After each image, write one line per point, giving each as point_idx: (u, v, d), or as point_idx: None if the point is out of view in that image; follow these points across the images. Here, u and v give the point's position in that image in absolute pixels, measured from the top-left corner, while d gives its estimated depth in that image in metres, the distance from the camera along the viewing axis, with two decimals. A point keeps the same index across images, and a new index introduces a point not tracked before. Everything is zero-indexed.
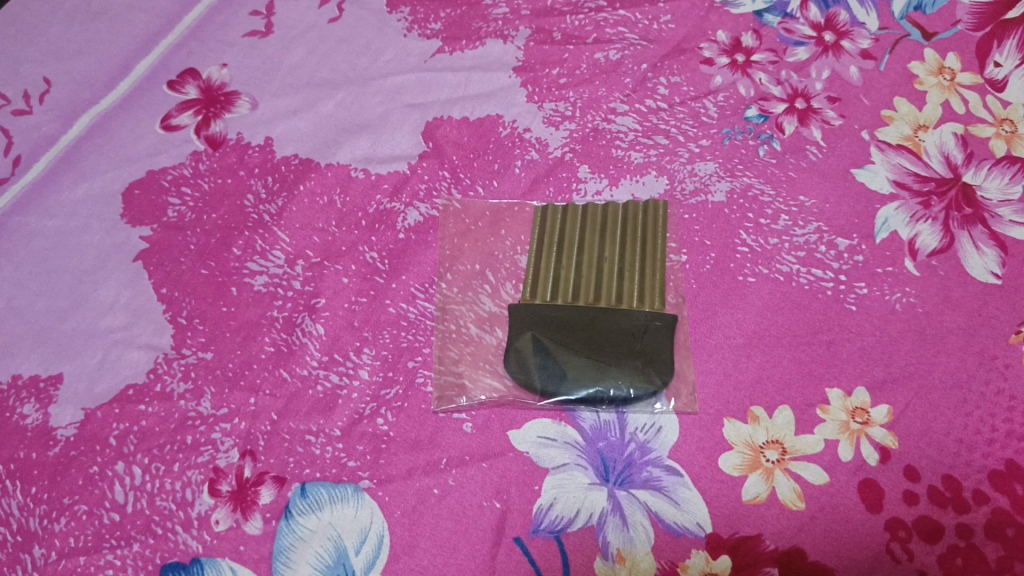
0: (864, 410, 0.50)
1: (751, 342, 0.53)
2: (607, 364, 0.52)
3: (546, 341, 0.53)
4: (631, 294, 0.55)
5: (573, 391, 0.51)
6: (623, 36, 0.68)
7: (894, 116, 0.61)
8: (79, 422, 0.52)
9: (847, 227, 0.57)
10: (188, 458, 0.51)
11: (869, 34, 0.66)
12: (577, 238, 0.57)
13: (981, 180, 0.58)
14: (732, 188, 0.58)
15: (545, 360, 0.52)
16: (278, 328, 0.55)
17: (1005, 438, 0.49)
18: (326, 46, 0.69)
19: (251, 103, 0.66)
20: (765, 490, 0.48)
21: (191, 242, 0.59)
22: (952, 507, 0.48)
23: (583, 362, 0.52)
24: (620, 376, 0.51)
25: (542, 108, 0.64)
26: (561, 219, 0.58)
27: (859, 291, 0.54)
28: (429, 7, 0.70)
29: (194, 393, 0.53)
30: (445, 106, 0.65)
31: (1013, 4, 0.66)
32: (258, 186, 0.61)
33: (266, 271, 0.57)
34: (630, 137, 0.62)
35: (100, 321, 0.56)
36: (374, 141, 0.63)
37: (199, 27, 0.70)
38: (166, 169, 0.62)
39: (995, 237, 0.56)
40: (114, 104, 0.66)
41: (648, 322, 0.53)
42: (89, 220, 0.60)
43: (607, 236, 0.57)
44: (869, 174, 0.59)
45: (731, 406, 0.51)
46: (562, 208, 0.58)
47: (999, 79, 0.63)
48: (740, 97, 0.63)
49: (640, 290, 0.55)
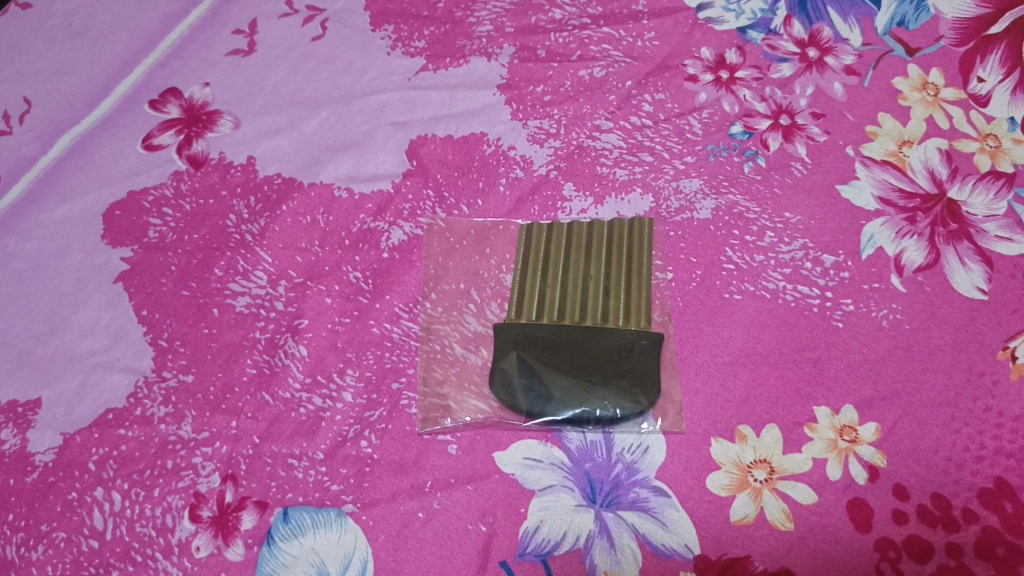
0: (851, 428, 0.50)
1: (737, 360, 0.52)
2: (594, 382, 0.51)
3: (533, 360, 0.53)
4: (617, 312, 0.54)
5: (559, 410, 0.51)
6: (607, 53, 0.67)
7: (879, 132, 0.61)
8: (57, 447, 0.51)
9: (833, 244, 0.56)
10: (168, 484, 0.50)
11: (853, 49, 0.66)
12: (563, 256, 0.57)
13: (966, 196, 0.58)
14: (718, 206, 0.58)
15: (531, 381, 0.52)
16: (259, 349, 0.54)
17: (994, 456, 0.49)
18: (310, 64, 0.68)
19: (234, 122, 0.65)
20: (753, 510, 0.48)
21: (172, 263, 0.58)
22: (942, 526, 0.47)
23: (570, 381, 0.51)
24: (607, 396, 0.51)
25: (526, 125, 0.64)
26: (547, 237, 0.58)
27: (846, 308, 0.54)
28: (413, 26, 0.70)
29: (174, 417, 0.52)
30: (429, 124, 0.64)
31: (997, 18, 0.66)
32: (239, 206, 0.61)
33: (248, 291, 0.57)
34: (615, 154, 0.62)
35: (80, 344, 0.55)
36: (358, 159, 0.63)
37: (180, 47, 0.69)
38: (147, 190, 0.62)
39: (981, 253, 0.56)
40: (95, 124, 0.65)
41: (634, 341, 0.53)
42: (69, 241, 0.59)
43: (592, 254, 0.57)
44: (854, 191, 0.59)
45: (718, 426, 0.50)
46: (545, 226, 0.58)
47: (983, 94, 0.63)
48: (724, 114, 0.63)
49: (626, 309, 0.54)
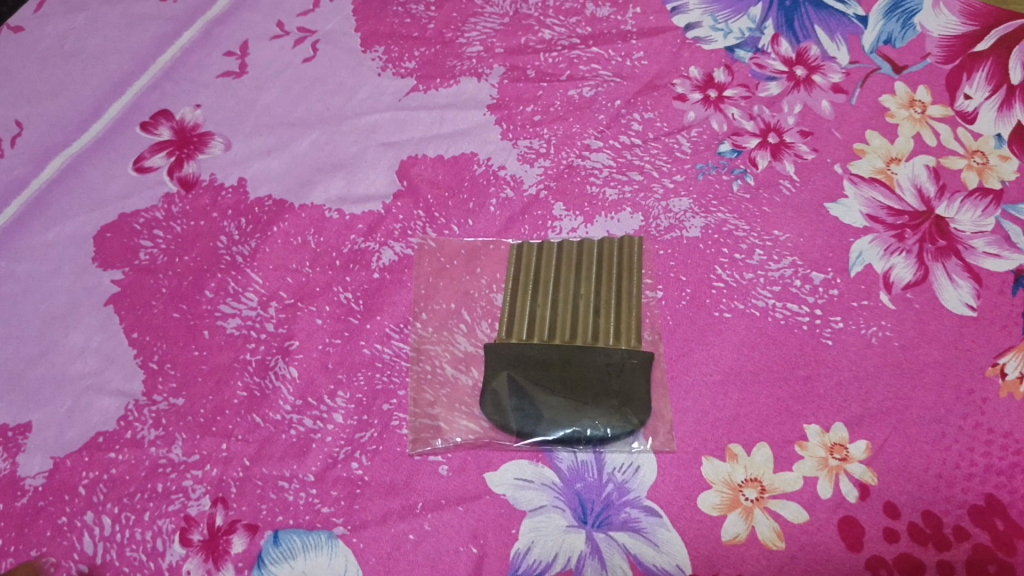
0: (842, 446, 0.50)
1: (728, 378, 0.52)
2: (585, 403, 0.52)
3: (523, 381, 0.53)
4: (607, 331, 0.54)
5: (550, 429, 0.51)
6: (596, 73, 0.67)
7: (867, 149, 0.62)
8: (47, 471, 0.51)
9: (822, 261, 0.56)
10: (158, 507, 0.50)
11: (840, 67, 0.66)
12: (553, 275, 0.57)
13: (954, 213, 0.58)
14: (707, 224, 0.58)
15: (521, 400, 0.52)
16: (250, 371, 0.54)
17: (984, 473, 0.49)
18: (301, 85, 0.68)
19: (224, 144, 0.65)
20: (745, 529, 0.48)
21: (162, 285, 0.58)
22: (933, 545, 0.47)
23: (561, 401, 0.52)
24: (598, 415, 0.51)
25: (516, 145, 0.64)
26: (537, 256, 0.58)
27: (835, 325, 0.54)
28: (403, 47, 0.70)
29: (165, 440, 0.52)
30: (420, 145, 0.64)
31: (982, 36, 0.67)
32: (230, 228, 0.61)
33: (239, 313, 0.57)
34: (604, 174, 0.62)
35: (70, 367, 0.55)
36: (349, 180, 0.63)
37: (172, 68, 0.69)
38: (137, 212, 0.62)
39: (969, 270, 0.56)
40: (86, 146, 0.65)
41: (624, 360, 0.53)
42: (60, 264, 0.60)
43: (583, 273, 0.57)
44: (842, 209, 0.59)
45: (709, 445, 0.50)
46: (535, 245, 0.58)
47: (969, 111, 0.63)
48: (713, 133, 0.63)
49: (616, 328, 0.54)
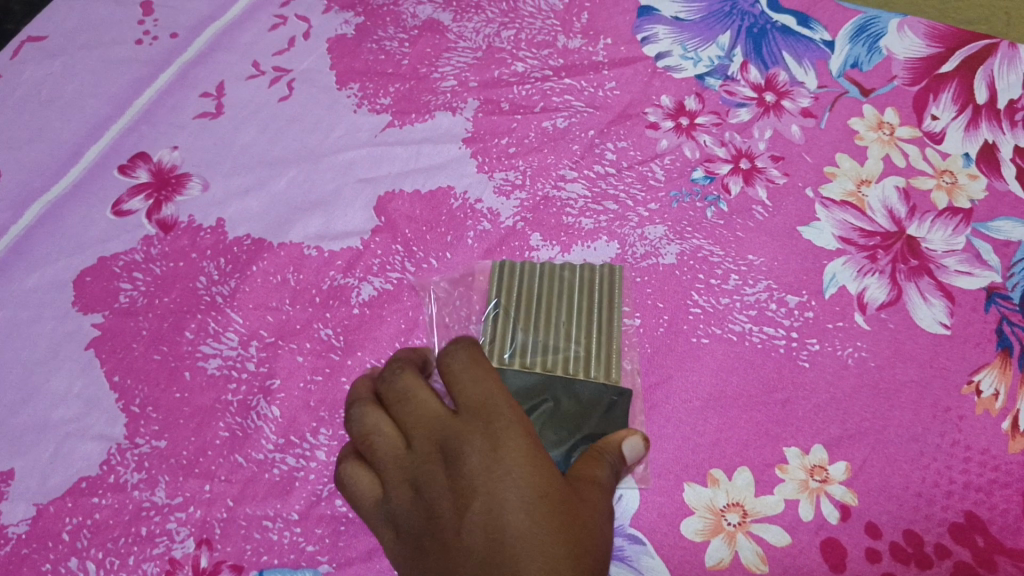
0: (822, 467, 0.50)
1: (707, 405, 0.53)
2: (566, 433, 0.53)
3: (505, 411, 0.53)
4: (588, 365, 0.55)
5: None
6: (570, 104, 0.68)
7: (837, 173, 0.62)
8: (30, 519, 0.51)
9: (796, 284, 0.57)
10: (143, 551, 0.50)
11: (809, 92, 0.67)
12: (537, 303, 0.58)
13: (925, 232, 0.59)
14: (682, 250, 0.59)
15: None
16: (232, 411, 0.55)
17: (963, 490, 0.50)
18: (277, 124, 0.69)
19: (202, 184, 0.65)
20: (728, 555, 0.48)
21: (143, 327, 0.58)
22: (914, 563, 0.48)
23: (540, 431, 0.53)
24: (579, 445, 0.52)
25: (492, 178, 0.64)
26: (520, 285, 0.59)
27: (811, 347, 0.54)
28: (378, 83, 0.70)
29: (148, 483, 0.52)
30: (397, 180, 0.65)
31: (948, 57, 0.68)
32: (210, 268, 0.61)
33: (220, 353, 0.57)
34: (580, 204, 0.62)
35: (52, 413, 0.55)
36: (327, 218, 0.63)
37: (149, 110, 0.70)
38: (117, 255, 0.62)
39: (942, 288, 0.56)
40: (65, 191, 0.65)
41: (603, 397, 0.54)
42: (40, 309, 0.60)
43: (565, 306, 0.58)
44: (814, 232, 0.60)
45: (691, 471, 0.51)
46: (517, 267, 0.59)
47: (937, 132, 0.64)
48: (686, 160, 0.64)
49: (596, 364, 0.55)
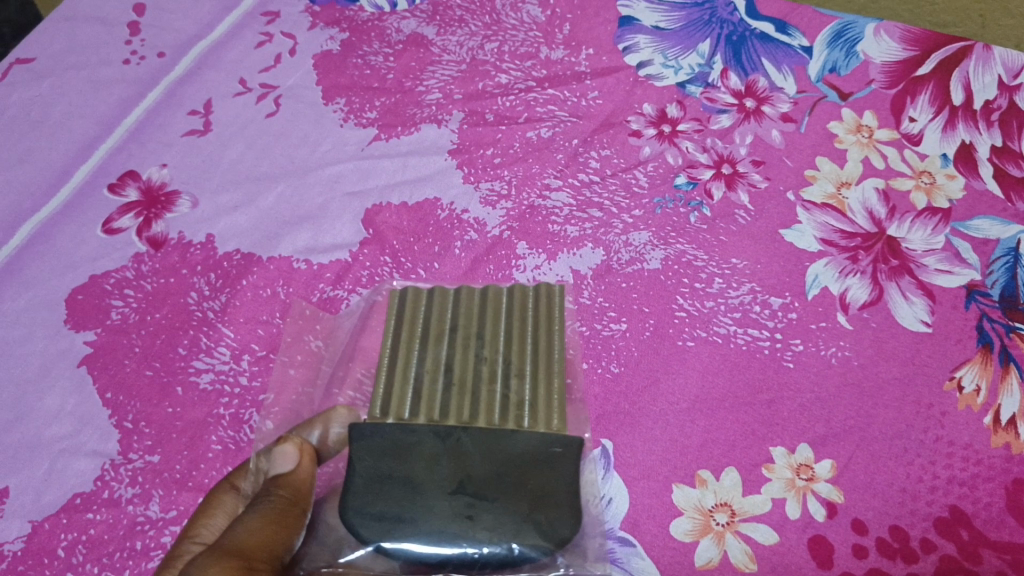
0: (808, 466, 0.51)
1: (694, 406, 0.54)
2: (480, 505, 0.48)
3: (391, 474, 0.49)
4: (520, 409, 0.53)
5: (418, 534, 0.47)
6: (553, 114, 0.69)
7: (817, 176, 0.63)
8: (25, 536, 0.52)
9: (779, 286, 0.58)
10: (138, 565, 0.50)
11: (788, 97, 0.68)
12: (463, 334, 0.56)
13: (904, 233, 0.60)
14: (667, 255, 0.60)
15: (388, 506, 0.48)
16: (224, 425, 0.55)
17: (947, 485, 0.50)
18: (265, 140, 0.69)
19: (192, 202, 0.66)
20: (718, 554, 0.49)
21: (136, 344, 0.59)
22: (901, 558, 0.48)
23: (432, 511, 0.48)
24: (491, 520, 0.48)
25: (478, 188, 0.65)
26: (424, 316, 0.57)
27: (795, 348, 0.55)
28: (364, 98, 0.71)
29: (142, 497, 0.53)
30: (384, 192, 0.66)
31: (923, 60, 0.69)
32: (200, 283, 0.62)
33: (212, 367, 0.58)
34: (565, 212, 0.63)
35: (46, 431, 0.55)
36: (315, 232, 0.64)
37: (137, 129, 0.70)
38: (108, 273, 0.62)
39: (922, 287, 0.57)
40: (55, 210, 0.66)
41: (539, 379, 0.54)
42: (32, 328, 0.60)
43: (478, 335, 0.56)
44: (796, 235, 0.60)
45: (679, 472, 0.51)
46: (408, 300, 0.58)
47: (915, 133, 0.65)
48: (669, 166, 0.65)
49: (542, 402, 0.53)
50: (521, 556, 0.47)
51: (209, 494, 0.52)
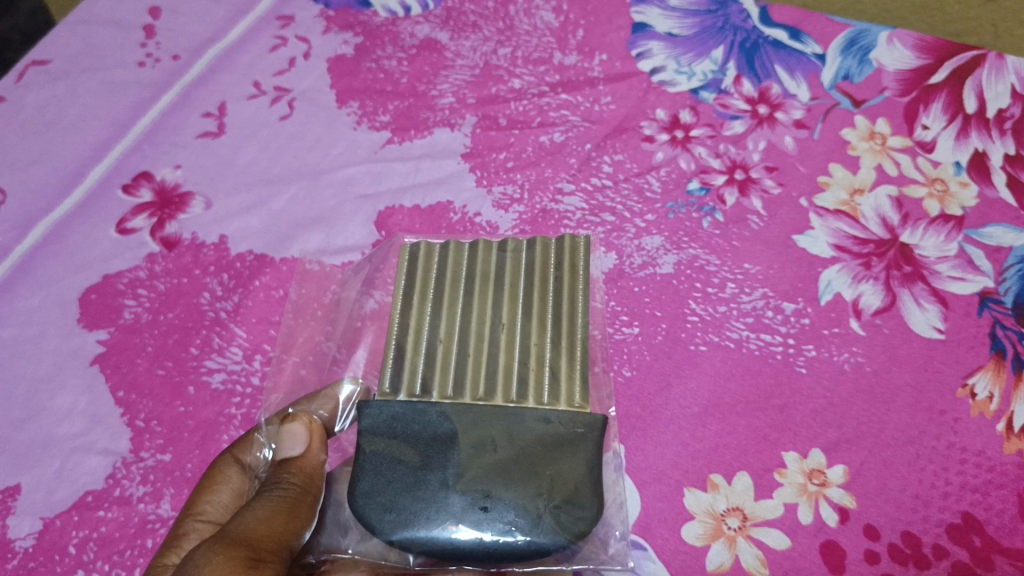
0: (820, 471, 0.51)
1: (706, 411, 0.54)
2: (494, 495, 0.47)
3: (402, 463, 0.49)
4: (538, 383, 0.53)
5: (429, 525, 0.47)
6: (566, 119, 0.69)
7: (831, 182, 0.63)
8: (37, 532, 0.52)
9: (792, 292, 0.58)
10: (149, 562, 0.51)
11: (801, 104, 0.68)
12: (479, 296, 0.56)
13: (917, 239, 0.60)
14: (679, 260, 0.60)
15: (397, 496, 0.48)
16: (236, 425, 0.56)
17: (960, 491, 0.50)
18: (279, 142, 0.70)
19: (205, 202, 0.66)
20: (729, 558, 0.49)
21: (148, 343, 0.59)
22: (913, 564, 0.48)
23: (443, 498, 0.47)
24: (505, 510, 0.47)
25: (490, 192, 0.65)
26: (434, 282, 0.57)
27: (808, 354, 0.55)
28: (378, 101, 0.71)
29: (153, 495, 0.53)
30: (397, 195, 0.66)
31: (937, 68, 0.69)
32: (213, 283, 0.62)
33: (224, 367, 0.58)
34: (578, 216, 0.63)
35: (58, 429, 0.56)
36: (328, 233, 0.64)
37: (151, 131, 0.71)
38: (121, 272, 0.63)
39: (935, 294, 0.57)
40: (69, 210, 0.66)
41: (558, 347, 0.54)
42: (45, 327, 0.60)
43: (495, 301, 0.56)
44: (809, 241, 0.60)
45: (690, 476, 0.51)
46: (419, 272, 0.58)
47: (928, 141, 0.65)
48: (681, 172, 0.65)
49: (565, 372, 0.53)
50: (536, 548, 0.46)
51: (212, 467, 0.52)
